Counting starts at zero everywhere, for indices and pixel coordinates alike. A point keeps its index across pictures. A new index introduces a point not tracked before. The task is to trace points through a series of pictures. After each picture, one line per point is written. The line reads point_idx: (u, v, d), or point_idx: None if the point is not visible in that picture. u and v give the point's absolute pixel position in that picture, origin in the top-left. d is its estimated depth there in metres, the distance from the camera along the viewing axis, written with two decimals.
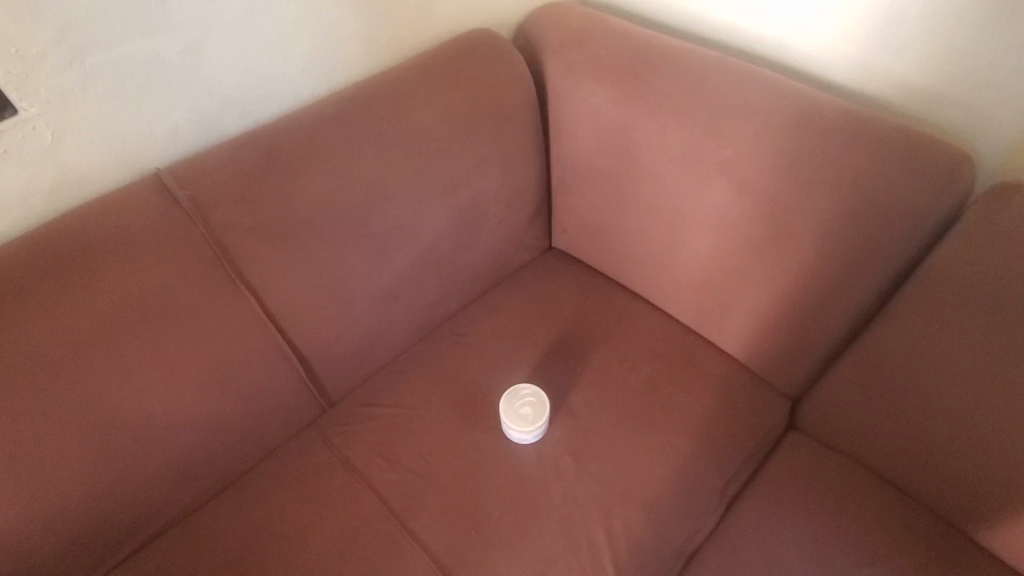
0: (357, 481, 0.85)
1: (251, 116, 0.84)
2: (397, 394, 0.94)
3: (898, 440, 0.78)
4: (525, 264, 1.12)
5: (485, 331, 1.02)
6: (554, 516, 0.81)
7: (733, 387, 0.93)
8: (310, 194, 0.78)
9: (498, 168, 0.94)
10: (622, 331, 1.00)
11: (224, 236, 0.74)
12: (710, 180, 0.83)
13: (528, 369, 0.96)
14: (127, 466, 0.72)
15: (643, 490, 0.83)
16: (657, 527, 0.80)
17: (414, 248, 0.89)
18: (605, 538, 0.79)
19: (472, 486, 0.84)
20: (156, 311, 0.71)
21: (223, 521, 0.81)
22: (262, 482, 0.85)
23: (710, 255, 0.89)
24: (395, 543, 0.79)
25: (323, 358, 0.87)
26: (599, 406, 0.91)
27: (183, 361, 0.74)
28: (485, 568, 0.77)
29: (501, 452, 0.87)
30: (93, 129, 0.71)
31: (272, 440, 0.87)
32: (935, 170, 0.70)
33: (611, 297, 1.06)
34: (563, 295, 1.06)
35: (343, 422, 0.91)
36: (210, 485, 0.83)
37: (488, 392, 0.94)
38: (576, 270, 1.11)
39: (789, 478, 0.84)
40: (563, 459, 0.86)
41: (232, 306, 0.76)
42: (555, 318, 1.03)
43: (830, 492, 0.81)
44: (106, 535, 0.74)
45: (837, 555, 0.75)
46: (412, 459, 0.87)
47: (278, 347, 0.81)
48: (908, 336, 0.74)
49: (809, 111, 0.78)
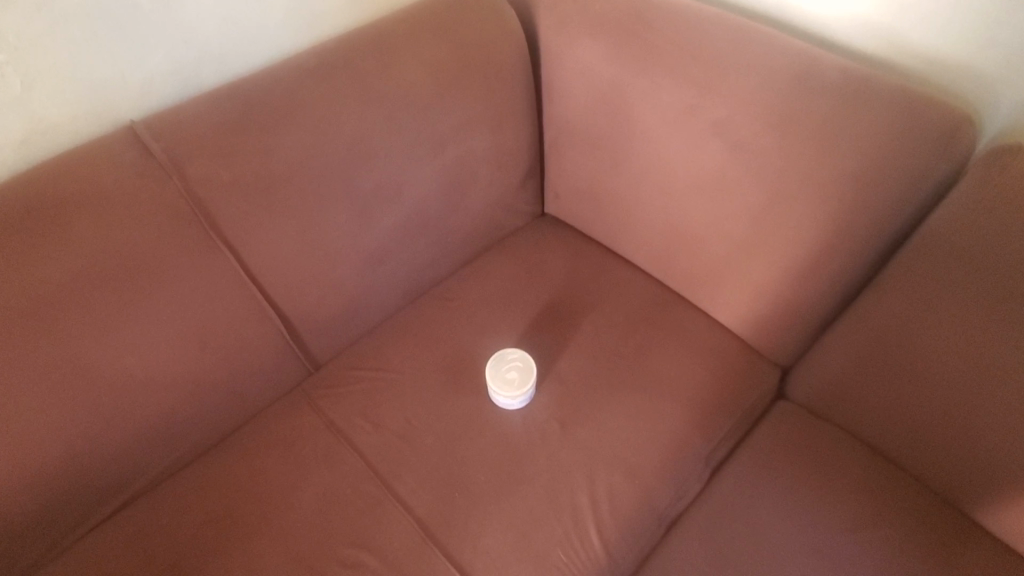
0: (341, 443, 0.85)
1: (231, 68, 0.82)
2: (384, 357, 0.93)
3: (888, 408, 0.77)
4: (517, 230, 1.10)
5: (473, 295, 1.00)
6: (538, 480, 0.81)
7: (723, 355, 0.92)
8: (291, 150, 0.76)
9: (488, 128, 0.92)
10: (613, 298, 0.99)
11: (201, 191, 0.72)
12: (704, 142, 0.81)
13: (516, 335, 0.95)
14: (108, 423, 0.72)
15: (629, 455, 0.83)
16: (641, 492, 0.80)
17: (400, 211, 0.87)
18: (588, 501, 0.79)
19: (456, 450, 0.83)
20: (134, 266, 0.69)
21: (207, 478, 0.82)
22: (246, 442, 0.85)
23: (704, 220, 0.87)
24: (378, 505, 0.79)
25: (307, 320, 0.86)
26: (587, 372, 0.91)
27: (162, 319, 0.73)
28: (467, 529, 0.77)
29: (487, 417, 0.86)
30: (64, 79, 0.69)
31: (256, 401, 0.87)
32: (935, 130, 0.68)
33: (603, 264, 1.04)
34: (554, 260, 1.04)
35: (329, 384, 0.90)
36: (193, 446, 0.83)
37: (475, 356, 0.93)
38: (568, 236, 1.09)
39: (776, 446, 0.84)
40: (549, 424, 0.86)
41: (213, 264, 0.75)
42: (545, 284, 1.01)
43: (817, 460, 0.81)
44: (90, 490, 0.74)
45: (820, 520, 0.76)
46: (397, 421, 0.86)
47: (259, 307, 0.80)
48: (901, 306, 0.72)
49: (808, 69, 0.75)
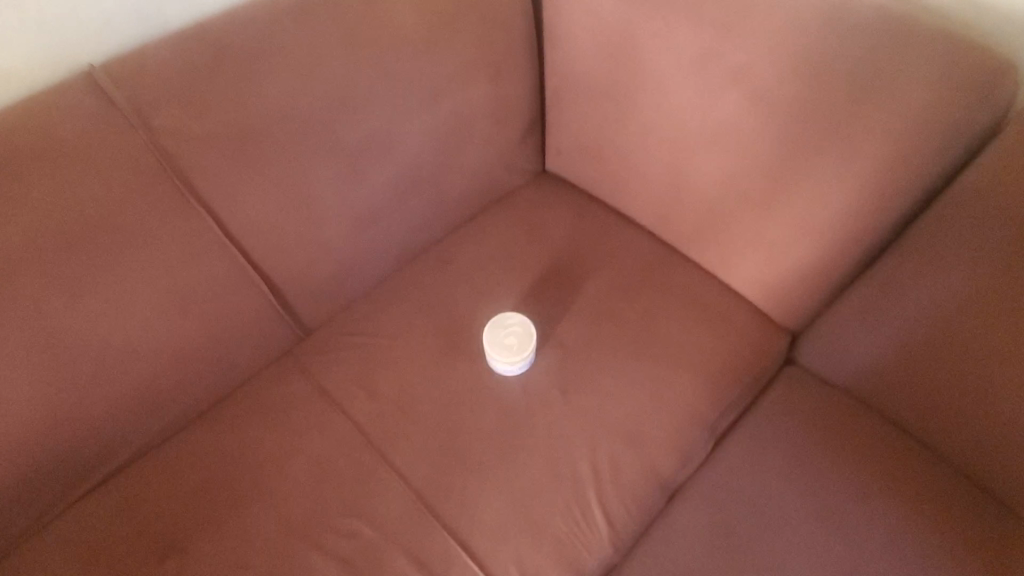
0: (335, 411, 0.82)
1: (201, 6, 0.74)
2: (377, 322, 0.89)
3: (905, 376, 0.73)
4: (517, 188, 1.04)
5: (471, 257, 0.95)
6: (538, 449, 0.78)
7: (732, 321, 0.88)
8: (270, 99, 0.69)
9: (486, 76, 0.85)
10: (617, 260, 0.94)
11: (171, 143, 0.66)
12: (721, 91, 0.74)
13: (515, 299, 0.91)
14: (87, 392, 0.69)
15: (632, 424, 0.80)
16: (644, 461, 0.78)
17: (392, 167, 0.81)
18: (590, 470, 0.77)
19: (454, 419, 0.81)
20: (102, 226, 0.64)
21: (196, 447, 0.79)
22: (235, 410, 0.82)
23: (718, 177, 0.81)
24: (373, 475, 0.77)
25: (295, 283, 0.81)
26: (590, 337, 0.87)
27: (137, 283, 0.68)
28: (464, 499, 0.75)
29: (486, 384, 0.83)
30: (11, 15, 0.62)
31: (245, 368, 0.83)
32: (977, 80, 0.62)
33: (607, 224, 0.99)
34: (556, 220, 0.99)
35: (321, 350, 0.87)
36: (181, 414, 0.80)
37: (473, 321, 0.89)
38: (571, 194, 1.03)
39: (785, 414, 0.81)
40: (550, 392, 0.82)
41: (189, 224, 0.69)
42: (547, 246, 0.96)
43: (827, 428, 0.79)
44: (73, 460, 0.72)
45: (828, 490, 0.74)
46: (392, 389, 0.83)
47: (243, 270, 0.76)
48: (925, 270, 0.69)
49: (840, 8, 0.68)
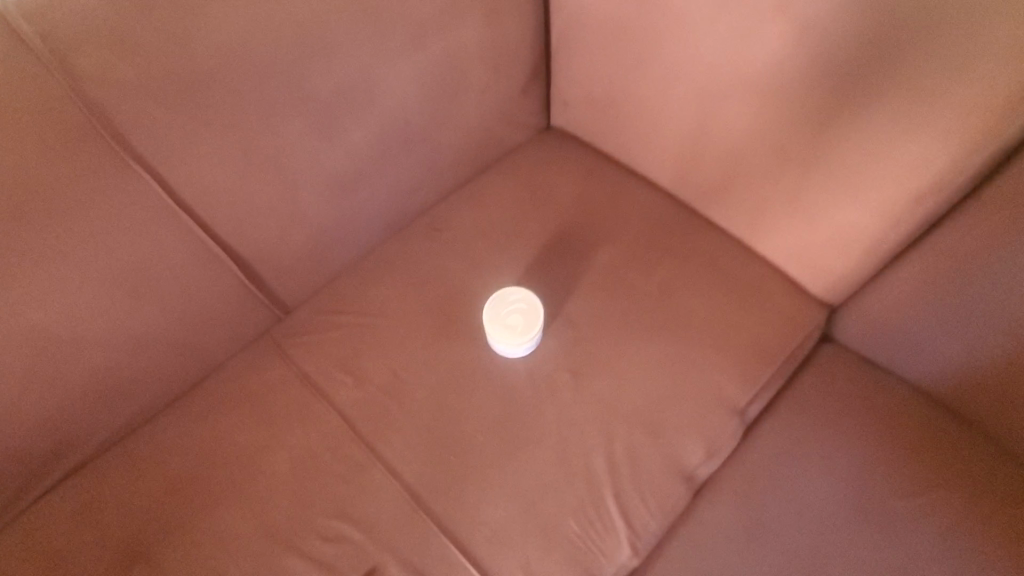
0: (318, 400, 0.73)
1: None
2: (364, 298, 0.79)
3: (963, 361, 0.65)
4: (518, 145, 0.92)
5: (467, 224, 0.84)
6: (546, 440, 0.70)
7: (763, 293, 0.78)
8: (219, 40, 0.56)
9: (479, 11, 0.72)
10: (632, 225, 0.84)
11: (99, 95, 0.53)
12: (761, 23, 0.62)
13: (518, 271, 0.81)
14: (26, 388, 0.60)
15: (651, 411, 0.71)
16: (665, 453, 0.69)
17: (372, 121, 0.70)
18: (604, 464, 0.68)
19: (451, 407, 0.72)
20: (22, 201, 0.53)
21: (163, 442, 0.71)
22: (206, 400, 0.73)
23: (752, 129, 0.70)
24: (362, 471, 0.69)
25: (266, 258, 0.71)
26: (602, 314, 0.77)
27: (73, 265, 0.58)
28: (464, 497, 0.67)
29: (486, 368, 0.74)
30: None
31: (215, 353, 0.74)
32: None
33: (620, 185, 0.87)
34: (562, 181, 0.88)
35: (301, 331, 0.77)
36: (143, 406, 0.71)
37: (471, 297, 0.79)
38: (579, 151, 0.91)
39: (822, 401, 0.73)
40: (558, 375, 0.73)
41: (132, 193, 0.59)
42: (553, 210, 0.85)
43: (870, 417, 0.71)
44: (22, 461, 0.64)
45: (873, 487, 0.67)
46: (382, 374, 0.74)
47: (202, 244, 0.66)
48: (1002, 250, 0.57)
49: None
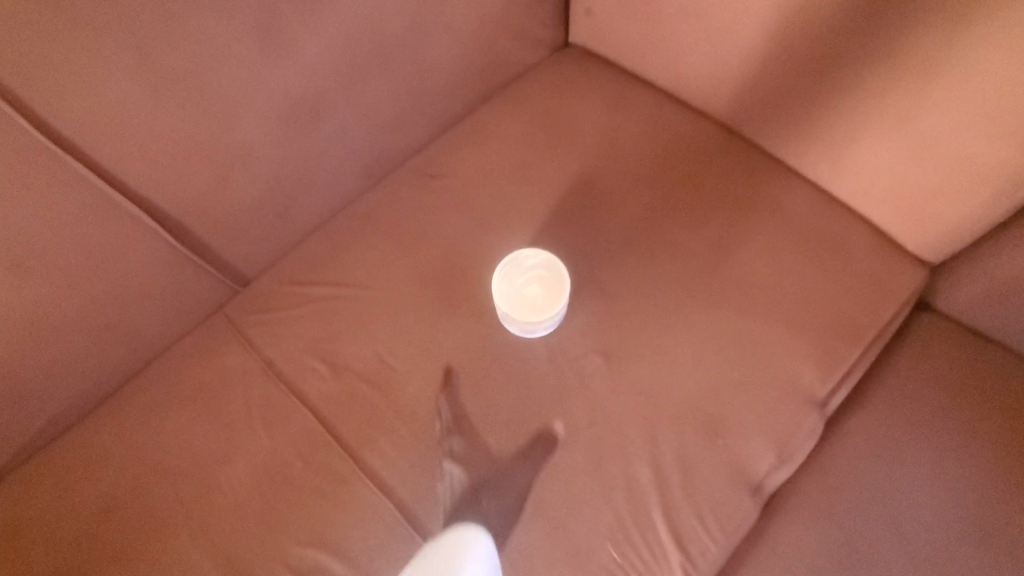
0: (285, 395, 0.58)
1: None
2: (340, 265, 0.62)
3: None
4: (530, 66, 0.73)
5: (468, 169, 0.67)
6: (575, 444, 0.55)
7: (847, 252, 0.61)
8: None
9: None
10: (678, 166, 0.66)
11: None
12: None
13: (534, 227, 0.64)
14: None
15: (707, 405, 0.56)
16: (726, 459, 0.55)
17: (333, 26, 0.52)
18: (650, 474, 0.54)
19: (453, 403, 0.57)
20: None
21: (93, 449, 0.57)
22: (146, 398, 0.58)
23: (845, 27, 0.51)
24: (344, 485, 0.55)
25: (203, 215, 0.55)
26: (642, 281, 0.61)
27: None
28: (474, 518, 0.53)
29: (497, 352, 0.58)
30: None
31: (152, 337, 0.59)
32: None
33: (661, 114, 0.68)
34: (587, 111, 0.69)
35: (262, 308, 0.61)
36: (64, 407, 0.57)
37: (475, 262, 0.62)
38: (607, 72, 0.71)
39: (926, 390, 0.58)
40: (589, 360, 0.58)
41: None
42: (576, 148, 0.67)
43: (990, 410, 0.56)
44: None
45: (997, 501, 0.53)
46: (364, 362, 0.59)
47: (110, 200, 0.50)
48: None
49: None
